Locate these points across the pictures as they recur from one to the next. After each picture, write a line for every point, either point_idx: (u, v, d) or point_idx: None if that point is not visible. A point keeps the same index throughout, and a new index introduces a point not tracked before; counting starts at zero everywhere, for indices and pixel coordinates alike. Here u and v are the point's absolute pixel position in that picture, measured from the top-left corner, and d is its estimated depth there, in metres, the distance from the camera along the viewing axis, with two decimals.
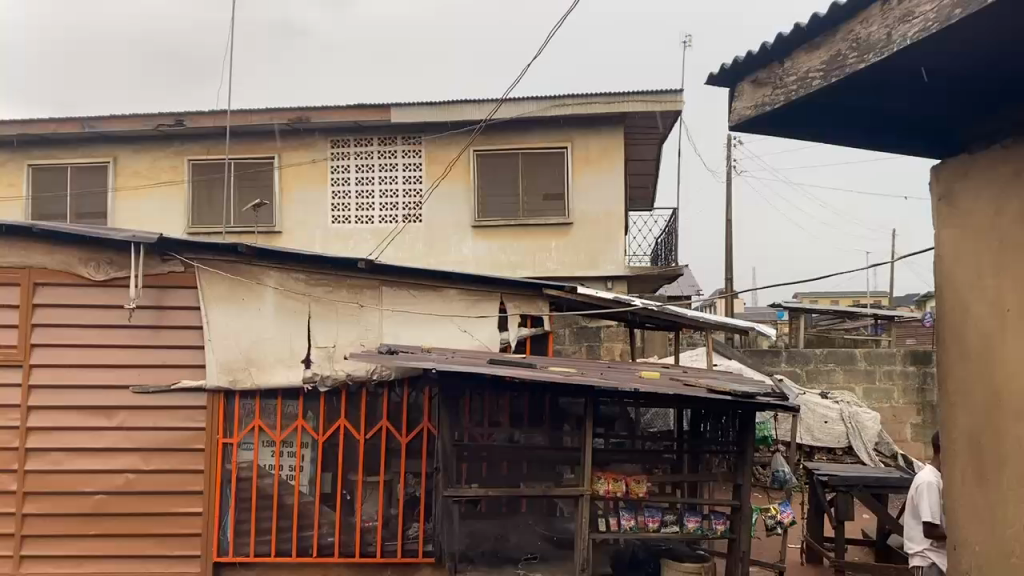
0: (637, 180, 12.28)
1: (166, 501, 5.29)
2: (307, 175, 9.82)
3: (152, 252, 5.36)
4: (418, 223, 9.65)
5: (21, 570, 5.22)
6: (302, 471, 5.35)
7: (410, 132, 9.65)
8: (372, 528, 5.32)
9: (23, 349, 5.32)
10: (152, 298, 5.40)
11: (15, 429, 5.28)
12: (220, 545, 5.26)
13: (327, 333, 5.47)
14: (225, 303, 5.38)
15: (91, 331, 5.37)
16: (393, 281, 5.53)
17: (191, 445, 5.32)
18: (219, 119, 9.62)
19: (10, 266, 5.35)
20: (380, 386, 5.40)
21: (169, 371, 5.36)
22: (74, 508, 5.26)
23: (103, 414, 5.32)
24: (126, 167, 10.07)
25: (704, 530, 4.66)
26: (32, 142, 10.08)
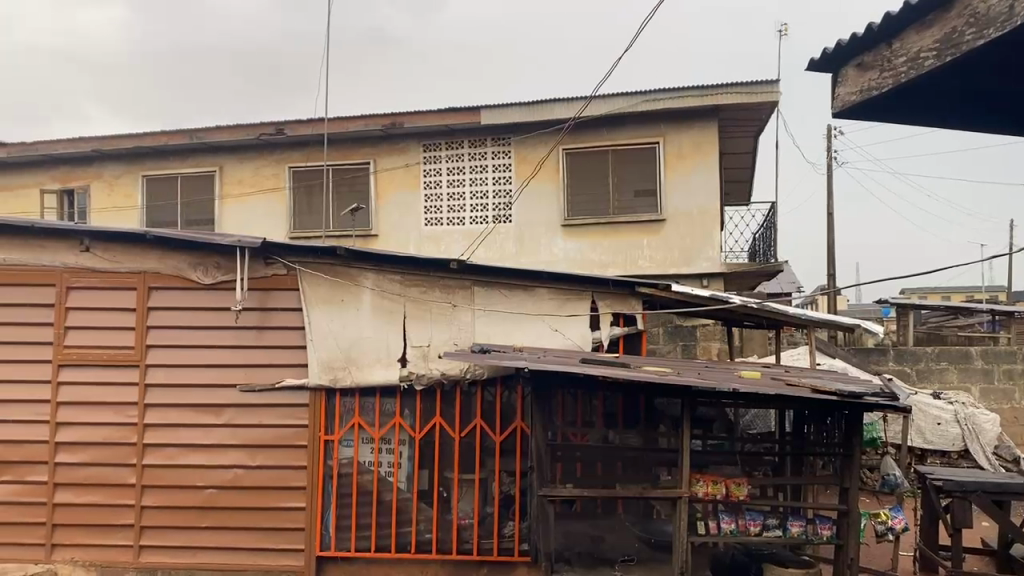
0: (731, 174, 11.96)
1: (272, 496, 5.49)
2: (400, 180, 10.03)
3: (256, 256, 5.57)
4: (508, 223, 9.69)
5: (140, 560, 5.51)
6: (400, 468, 5.45)
7: (500, 134, 9.70)
8: (468, 525, 5.36)
9: (138, 349, 5.62)
10: (256, 300, 5.61)
11: (133, 426, 5.59)
12: (322, 539, 5.42)
13: (422, 333, 5.55)
14: (325, 304, 5.54)
15: (200, 332, 5.63)
16: (485, 281, 5.56)
17: (294, 442, 5.50)
18: (317, 127, 9.93)
19: (127, 271, 5.67)
20: (474, 385, 5.44)
21: (273, 371, 5.56)
22: (188, 502, 5.52)
23: (214, 413, 5.56)
24: (232, 176, 10.54)
25: (809, 535, 4.49)
26: (146, 154, 10.68)
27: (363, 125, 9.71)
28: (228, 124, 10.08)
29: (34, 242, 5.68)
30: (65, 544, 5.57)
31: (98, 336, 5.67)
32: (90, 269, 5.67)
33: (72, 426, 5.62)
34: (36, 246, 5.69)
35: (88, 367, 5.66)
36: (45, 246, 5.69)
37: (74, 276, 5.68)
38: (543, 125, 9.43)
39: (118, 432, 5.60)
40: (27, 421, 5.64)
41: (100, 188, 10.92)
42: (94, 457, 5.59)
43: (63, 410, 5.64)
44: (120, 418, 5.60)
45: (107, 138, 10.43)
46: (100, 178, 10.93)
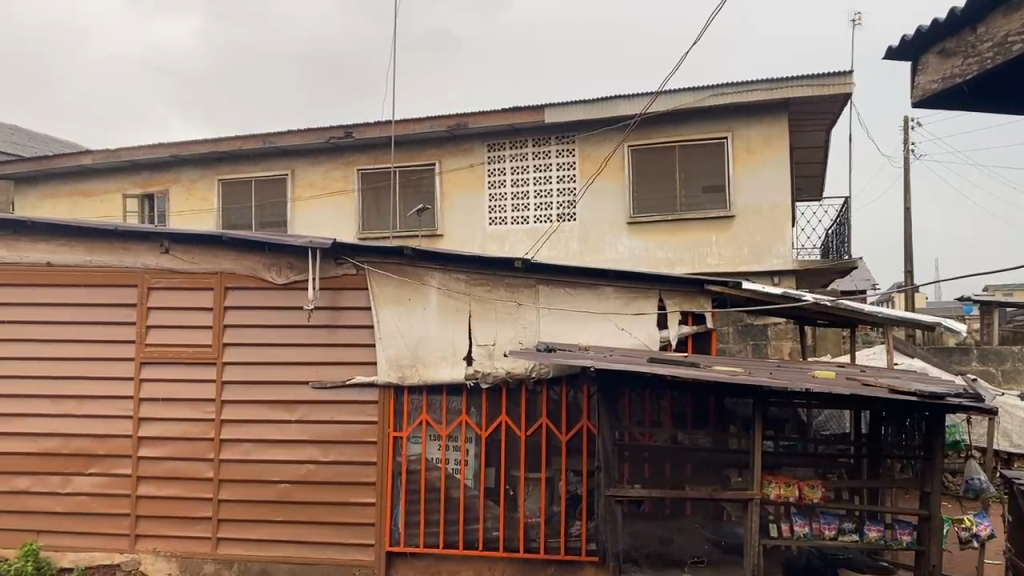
0: (802, 168, 11.65)
1: (343, 492, 5.59)
2: (465, 180, 10.10)
3: (327, 256, 5.69)
4: (573, 222, 9.67)
5: (217, 552, 5.69)
6: (467, 466, 5.49)
7: (564, 132, 9.67)
8: (535, 524, 5.37)
9: (216, 347, 5.81)
10: (327, 300, 5.73)
11: (211, 421, 5.77)
12: (392, 535, 5.50)
13: (487, 332, 5.57)
14: (393, 302, 5.62)
15: (273, 331, 5.78)
16: (550, 280, 5.55)
17: (364, 439, 5.59)
18: (384, 129, 10.07)
19: (205, 272, 5.86)
20: (539, 384, 5.43)
21: (344, 368, 5.66)
22: (263, 496, 5.67)
23: (287, 409, 5.71)
24: (303, 178, 10.80)
25: (888, 540, 4.33)
26: (222, 159, 11.03)
27: (429, 127, 9.80)
28: (298, 129, 10.31)
29: (118, 245, 5.92)
30: (147, 534, 5.79)
31: (178, 334, 5.88)
32: (170, 270, 5.89)
33: (153, 421, 5.84)
34: (119, 248, 5.93)
35: (169, 364, 5.87)
36: (128, 249, 5.92)
37: (156, 277, 5.91)
38: (609, 122, 9.36)
39: (196, 427, 5.79)
40: (113, 416, 5.89)
41: (179, 192, 11.34)
42: (173, 451, 5.80)
43: (146, 406, 5.86)
44: (199, 414, 5.80)
45: (185, 144, 10.82)
46: (179, 183, 11.35)
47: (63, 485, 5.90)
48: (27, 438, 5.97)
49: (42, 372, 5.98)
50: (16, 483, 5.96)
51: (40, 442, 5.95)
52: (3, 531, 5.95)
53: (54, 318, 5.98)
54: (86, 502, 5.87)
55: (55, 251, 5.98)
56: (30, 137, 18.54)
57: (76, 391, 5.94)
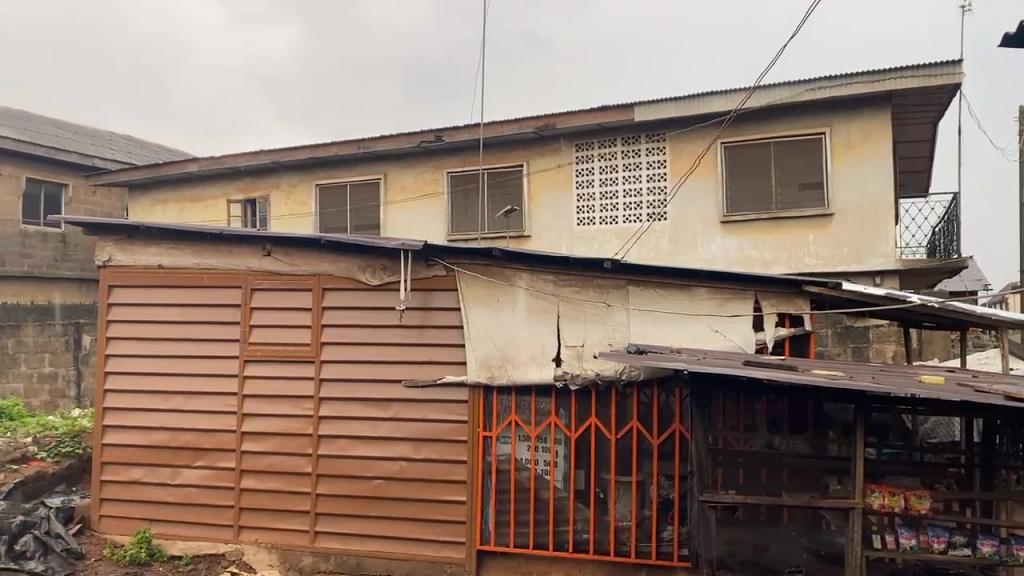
0: (907, 163, 11.14)
1: (435, 489, 5.68)
2: (553, 180, 10.11)
3: (419, 258, 5.78)
4: (663, 222, 9.55)
5: (315, 545, 5.87)
6: (557, 467, 5.47)
7: (654, 130, 9.55)
8: (626, 527, 5.32)
9: (314, 346, 6.00)
10: (419, 300, 5.83)
11: (310, 417, 5.97)
12: (483, 534, 5.55)
13: (577, 333, 5.55)
14: (482, 303, 5.67)
15: (368, 331, 5.93)
16: (641, 280, 5.49)
17: (456, 438, 5.66)
18: (473, 132, 10.17)
19: (304, 274, 6.06)
20: (629, 385, 5.36)
21: (435, 368, 5.75)
22: (358, 491, 5.83)
23: (381, 407, 5.84)
24: (394, 182, 11.04)
25: (1003, 556, 4.07)
26: (318, 165, 11.41)
27: (517, 129, 9.82)
28: (390, 133, 10.54)
29: (223, 247, 6.19)
30: (250, 526, 6.03)
31: (278, 333, 6.10)
32: (271, 272, 6.12)
33: (256, 417, 6.08)
34: (224, 251, 6.20)
35: (270, 362, 6.10)
36: (233, 251, 6.18)
37: (258, 279, 6.15)
38: (701, 119, 9.18)
39: (295, 423, 6.00)
40: (218, 411, 6.16)
41: (279, 198, 11.81)
42: (274, 446, 6.02)
43: (249, 402, 6.11)
44: (298, 410, 6.00)
45: (284, 151, 11.24)
46: (279, 188, 11.81)
47: (173, 477, 6.21)
48: (140, 431, 6.32)
49: (155, 369, 6.32)
50: (131, 474, 6.31)
51: (152, 435, 6.28)
52: (120, 519, 6.32)
53: (165, 317, 6.31)
54: (194, 493, 6.16)
55: (166, 255, 6.31)
56: (143, 146, 19.72)
57: (186, 387, 6.25)
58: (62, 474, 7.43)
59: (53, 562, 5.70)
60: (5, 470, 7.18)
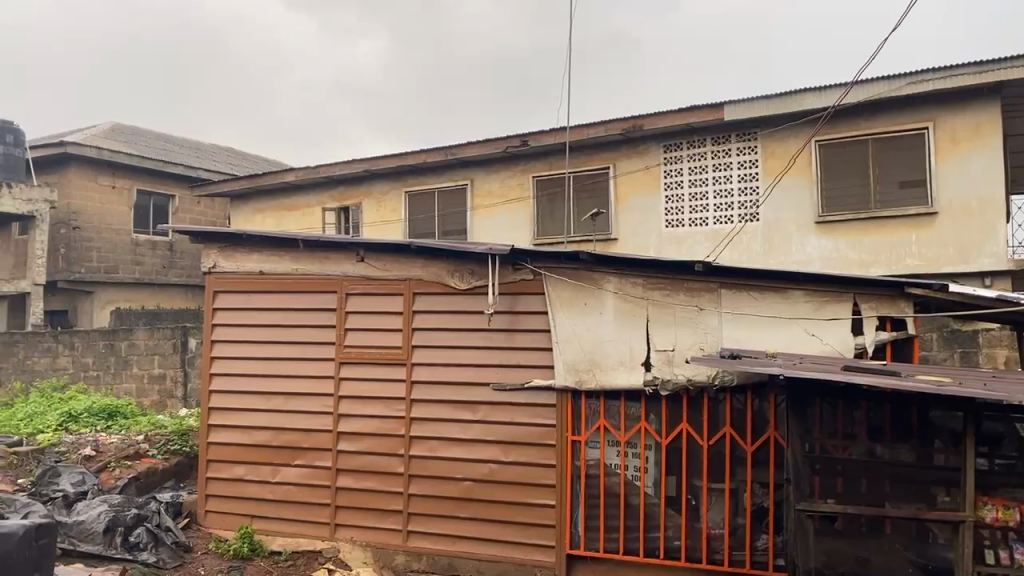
0: (1019, 158, 10.52)
1: (524, 492, 5.71)
2: (641, 183, 10.02)
3: (506, 262, 5.82)
4: (755, 223, 9.33)
5: (408, 544, 5.99)
6: (647, 473, 5.41)
7: (745, 129, 9.35)
8: (719, 535, 5.22)
9: (405, 349, 6.14)
10: (506, 304, 5.86)
11: (401, 419, 6.10)
12: (572, 538, 5.55)
13: (667, 337, 5.48)
14: (571, 307, 5.66)
15: (457, 334, 6.01)
16: (733, 283, 5.38)
17: (544, 441, 5.68)
18: (559, 135, 10.19)
19: (395, 278, 6.20)
20: (722, 391, 5.25)
21: (524, 371, 5.78)
22: (449, 492, 5.91)
23: (471, 410, 5.92)
24: (481, 188, 11.18)
25: None
26: (407, 172, 11.67)
27: (604, 131, 9.78)
28: (477, 140, 10.68)
29: (318, 254, 6.39)
30: (346, 524, 6.20)
31: (371, 337, 6.26)
32: (364, 277, 6.28)
33: (350, 417, 6.26)
34: (320, 257, 6.40)
35: (364, 365, 6.26)
36: (328, 258, 6.38)
37: (352, 284, 6.32)
38: (796, 116, 8.93)
39: (387, 424, 6.14)
40: (315, 412, 6.37)
41: (371, 205, 12.14)
42: (368, 446, 6.18)
43: (344, 403, 6.29)
44: (391, 412, 6.14)
45: (375, 160, 11.55)
46: (370, 196, 12.14)
47: (273, 475, 6.45)
48: (242, 430, 6.59)
49: (256, 370, 6.59)
50: (234, 471, 6.59)
51: (254, 434, 6.55)
52: (224, 514, 6.60)
53: (266, 321, 6.57)
54: (292, 491, 6.38)
55: (265, 261, 6.57)
56: (243, 158, 20.59)
57: (285, 389, 6.49)
58: (171, 470, 7.83)
59: (164, 553, 6.01)
60: (121, 465, 7.62)
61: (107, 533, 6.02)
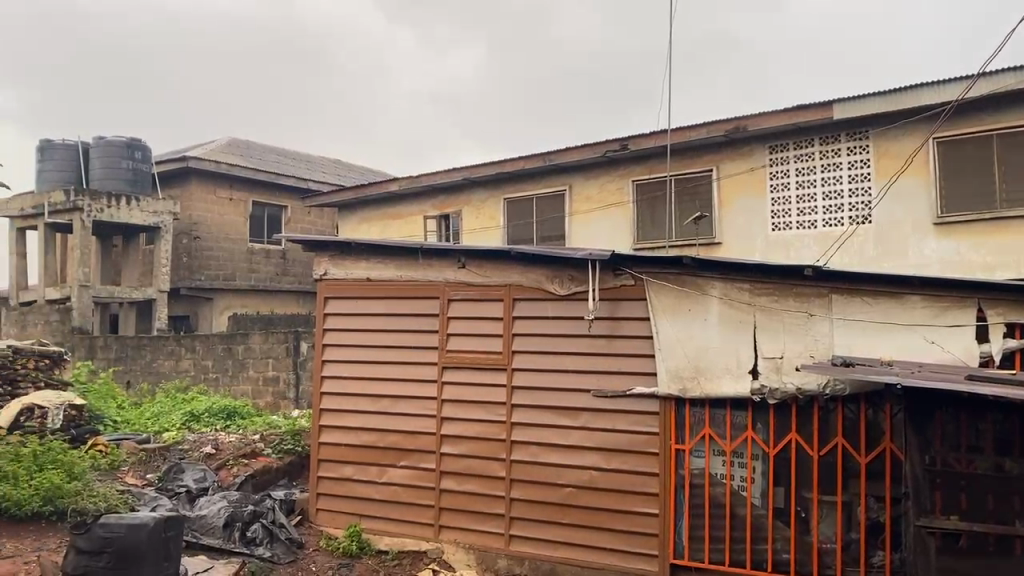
0: None
1: (626, 499, 5.66)
2: (745, 185, 9.78)
3: (607, 268, 5.80)
4: (868, 225, 8.94)
5: (510, 547, 6.04)
6: (754, 484, 5.26)
7: (856, 128, 8.98)
8: (831, 550, 5.02)
9: (506, 355, 6.20)
10: (607, 310, 5.84)
11: (503, 424, 6.16)
12: (676, 547, 5.46)
13: (774, 344, 5.32)
14: (674, 313, 5.58)
15: (558, 340, 6.03)
16: (846, 287, 5.17)
17: (647, 448, 5.61)
18: (660, 139, 10.07)
19: (496, 285, 6.27)
20: (833, 400, 5.06)
21: (625, 378, 5.74)
22: (550, 498, 5.93)
23: (571, 416, 5.92)
24: (580, 193, 11.17)
25: None
26: (506, 179, 11.80)
27: (706, 133, 9.61)
28: (576, 145, 10.69)
29: (422, 260, 6.54)
30: (449, 526, 6.30)
31: (473, 342, 6.36)
32: (466, 283, 6.39)
33: (453, 421, 6.37)
34: (424, 264, 6.55)
35: (466, 369, 6.37)
36: (431, 264, 6.52)
37: (454, 290, 6.43)
38: (912, 113, 8.53)
39: (489, 429, 6.22)
40: (420, 415, 6.51)
41: (471, 212, 12.33)
42: (470, 450, 6.27)
43: (447, 407, 6.41)
44: (492, 416, 6.22)
45: (475, 168, 11.75)
46: (471, 204, 12.34)
47: (380, 475, 6.64)
48: (351, 432, 6.82)
49: (364, 374, 6.80)
50: (342, 471, 6.82)
51: (361, 436, 6.76)
52: (333, 512, 6.83)
53: (373, 326, 6.78)
54: (398, 491, 6.55)
55: (372, 267, 6.77)
56: (350, 169, 21.29)
57: (390, 392, 6.66)
58: (285, 469, 8.19)
59: (278, 549, 6.30)
60: (239, 463, 8.01)
61: (226, 528, 6.35)
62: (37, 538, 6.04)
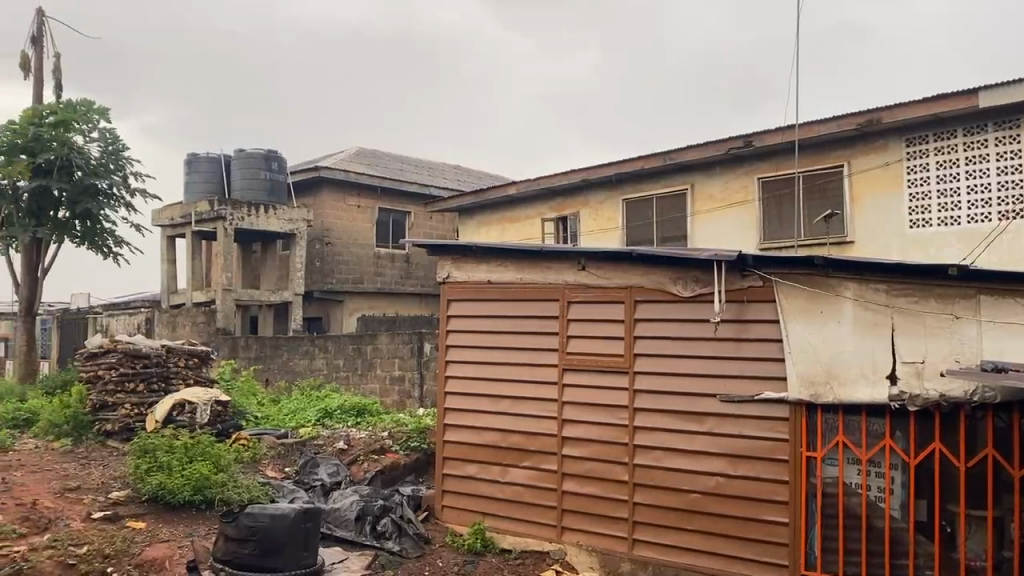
0: None
1: (754, 507, 5.51)
2: (880, 181, 9.30)
3: (733, 269, 5.66)
4: (1020, 220, 8.30)
5: (633, 552, 6.00)
6: (893, 495, 5.00)
7: (1005, 117, 8.37)
8: (981, 568, 4.71)
9: (628, 357, 6.16)
10: (733, 312, 5.70)
11: (625, 427, 6.13)
12: (807, 559, 5.27)
13: (915, 348, 5.03)
14: (805, 316, 5.38)
15: (682, 343, 5.93)
16: (997, 287, 4.82)
17: (776, 455, 5.44)
18: (787, 135, 9.72)
19: (617, 287, 6.24)
20: (982, 409, 4.74)
21: (753, 382, 5.58)
22: (674, 503, 5.85)
23: (697, 420, 5.82)
24: (702, 192, 10.95)
25: None
26: (626, 179, 11.72)
27: (836, 128, 9.22)
28: (697, 143, 10.48)
29: (543, 263, 6.60)
30: (572, 528, 6.32)
31: (594, 345, 6.35)
32: (587, 285, 6.39)
33: (575, 423, 6.39)
34: (544, 266, 6.61)
35: (587, 372, 6.37)
36: (551, 267, 6.56)
37: (575, 292, 6.45)
38: None
39: (611, 431, 6.20)
40: (542, 417, 6.57)
41: (589, 214, 12.32)
42: (592, 452, 6.27)
43: (568, 409, 6.44)
44: (614, 420, 6.19)
45: (593, 169, 11.73)
46: (589, 205, 12.33)
47: (503, 475, 6.74)
48: (474, 431, 6.96)
49: (486, 375, 6.93)
50: (466, 470, 6.97)
51: (484, 436, 6.89)
52: (457, 510, 6.99)
53: (494, 328, 6.89)
54: (521, 492, 6.63)
55: (493, 271, 6.88)
56: (470, 174, 21.68)
57: (512, 393, 6.76)
58: (412, 465, 8.46)
59: (406, 543, 6.52)
60: (368, 459, 8.35)
61: (358, 521, 6.66)
62: (189, 526, 6.52)
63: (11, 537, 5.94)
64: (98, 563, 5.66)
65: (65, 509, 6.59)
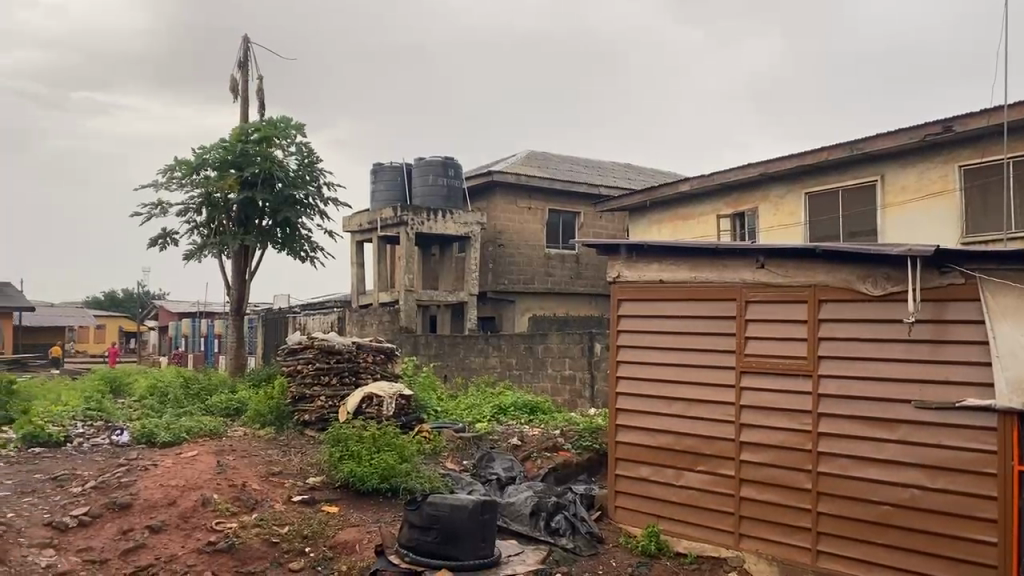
0: None
1: (955, 524, 5.07)
2: None
3: (930, 266, 5.26)
4: None
5: (817, 564, 5.71)
6: None
7: None
8: None
9: (811, 360, 5.86)
10: (930, 312, 5.28)
11: (808, 433, 5.84)
12: None
13: None
14: (1018, 317, 4.90)
15: (871, 345, 5.57)
16: None
17: (981, 469, 4.98)
18: (994, 117, 8.81)
19: (799, 286, 5.96)
20: None
21: (953, 389, 5.14)
22: (863, 515, 5.50)
23: (889, 428, 5.43)
24: (893, 183, 10.21)
25: None
26: (807, 172, 11.15)
27: None
28: (887, 131, 9.78)
29: (718, 262, 6.43)
30: (750, 535, 6.12)
31: (774, 346, 6.10)
32: (765, 284, 6.15)
33: (752, 427, 6.17)
34: (719, 264, 6.44)
35: (766, 374, 6.13)
36: (728, 266, 6.37)
37: (753, 291, 6.23)
38: None
39: (792, 437, 5.93)
40: (718, 420, 6.39)
41: (767, 209, 11.85)
42: (772, 458, 6.02)
43: (745, 412, 6.23)
44: (796, 425, 5.91)
45: (771, 163, 11.26)
46: (768, 200, 11.85)
47: (677, 478, 6.64)
48: (645, 432, 6.90)
49: (658, 375, 6.85)
50: (638, 470, 6.93)
51: (656, 437, 6.81)
52: (630, 511, 6.95)
53: (667, 328, 6.79)
54: (695, 496, 6.49)
55: (665, 270, 6.79)
56: (640, 172, 21.43)
57: (684, 395, 6.64)
58: (584, 464, 8.52)
59: (579, 541, 6.58)
60: (542, 456, 8.51)
61: (533, 516, 6.80)
62: (377, 512, 6.95)
63: (225, 514, 6.62)
64: (298, 543, 6.21)
65: (269, 492, 7.24)
